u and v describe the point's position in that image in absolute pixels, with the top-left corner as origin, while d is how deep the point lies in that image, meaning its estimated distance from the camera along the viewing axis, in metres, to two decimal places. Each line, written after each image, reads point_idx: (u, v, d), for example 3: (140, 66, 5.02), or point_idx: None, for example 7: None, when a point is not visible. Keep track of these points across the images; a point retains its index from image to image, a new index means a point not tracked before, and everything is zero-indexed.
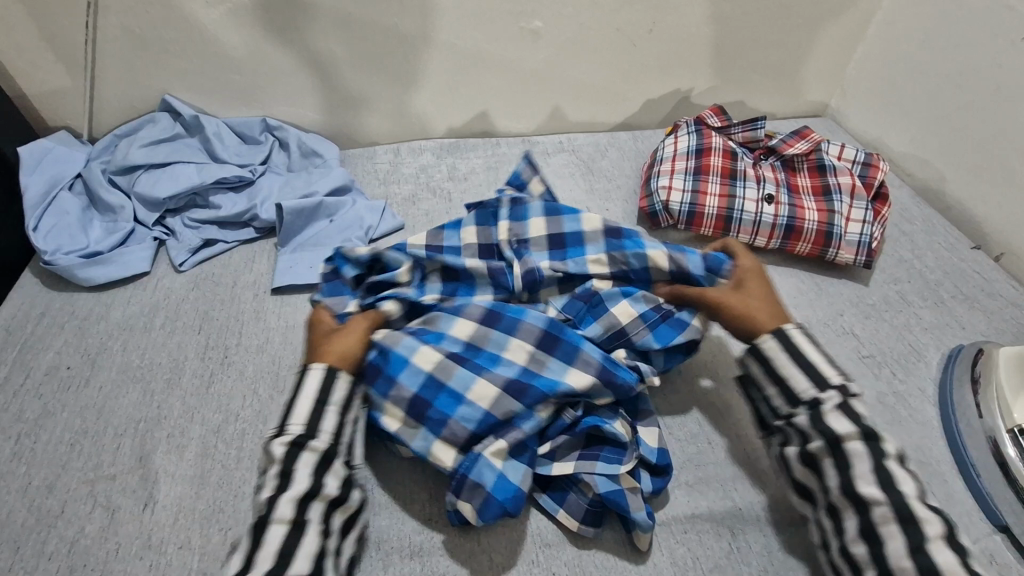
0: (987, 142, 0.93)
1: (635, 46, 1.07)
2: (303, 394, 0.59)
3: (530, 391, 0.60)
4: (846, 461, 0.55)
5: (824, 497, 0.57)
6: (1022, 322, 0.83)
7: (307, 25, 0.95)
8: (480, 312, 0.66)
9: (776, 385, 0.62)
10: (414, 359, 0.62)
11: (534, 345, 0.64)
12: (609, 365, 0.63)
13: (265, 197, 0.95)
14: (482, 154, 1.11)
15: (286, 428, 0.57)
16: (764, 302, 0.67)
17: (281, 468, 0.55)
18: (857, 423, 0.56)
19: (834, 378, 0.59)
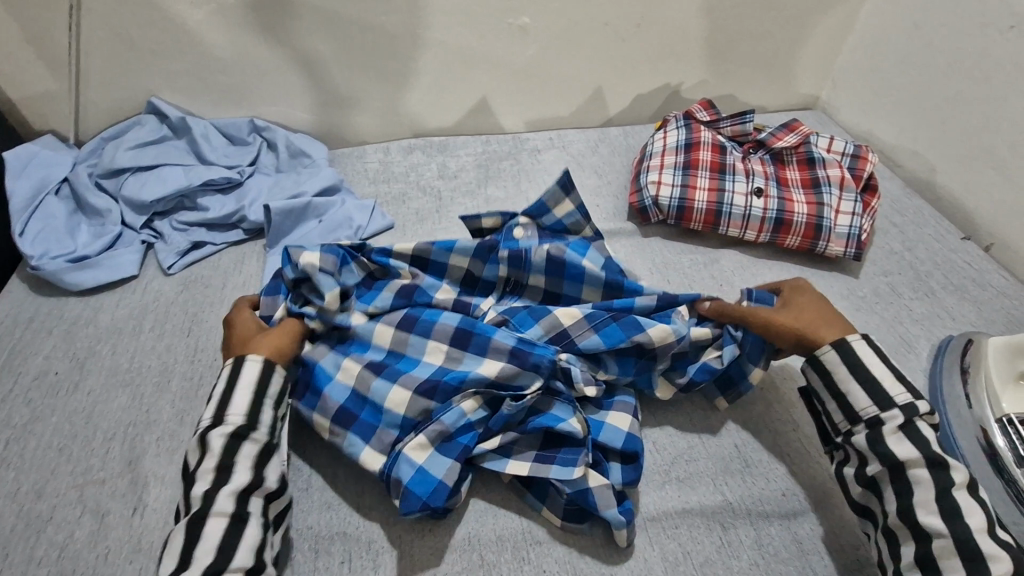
0: (976, 132, 0.93)
1: (624, 41, 1.07)
2: (238, 383, 0.58)
3: (442, 385, 0.62)
4: (908, 486, 0.54)
5: (882, 521, 0.56)
6: (1012, 312, 0.83)
7: (294, 24, 0.94)
8: (397, 319, 0.68)
9: (835, 399, 0.61)
10: (337, 375, 0.65)
11: (448, 343, 0.65)
12: (522, 346, 0.64)
13: (254, 199, 0.94)
14: (473, 151, 1.11)
15: (221, 419, 0.56)
16: (824, 314, 0.65)
17: (215, 461, 0.54)
18: (924, 447, 0.55)
19: (897, 396, 0.58)
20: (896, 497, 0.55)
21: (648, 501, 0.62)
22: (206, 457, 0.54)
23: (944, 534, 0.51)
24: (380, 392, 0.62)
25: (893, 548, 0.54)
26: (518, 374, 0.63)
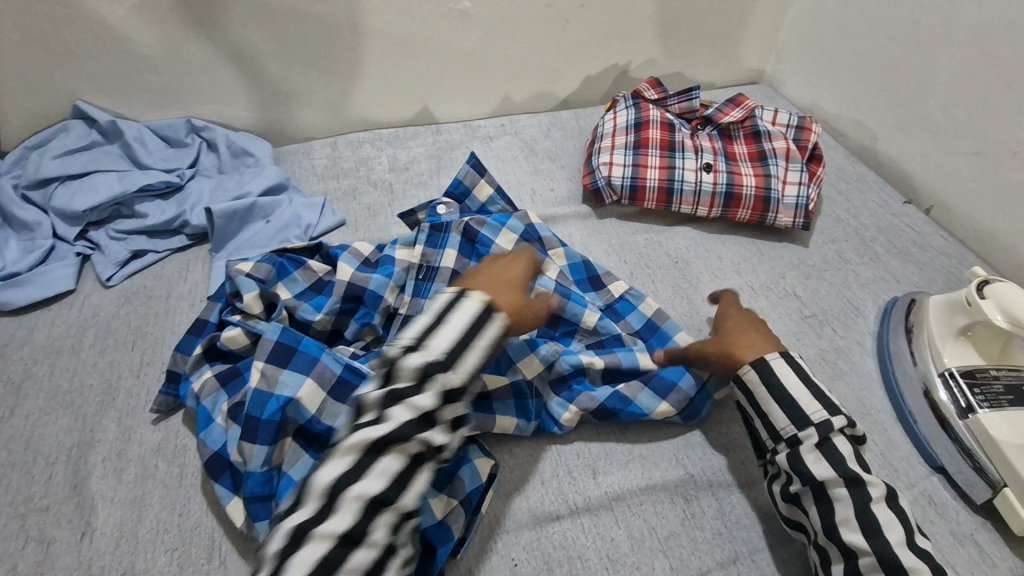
0: (909, 97, 0.95)
1: (569, 22, 1.06)
2: (484, 346, 0.54)
3: (262, 423, 0.58)
4: (832, 505, 0.53)
5: (813, 538, 0.54)
6: (952, 271, 0.86)
7: (222, 16, 0.90)
8: (270, 347, 0.62)
9: (758, 417, 0.60)
10: (217, 420, 0.63)
11: (265, 361, 0.61)
12: (350, 378, 0.63)
13: (195, 202, 0.91)
14: (423, 142, 1.09)
15: (451, 370, 0.52)
16: (757, 334, 0.65)
17: (424, 407, 0.50)
18: (840, 466, 0.54)
19: (813, 414, 0.57)
20: (821, 515, 0.53)
21: (611, 479, 0.62)
22: (416, 395, 0.50)
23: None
24: (233, 436, 0.60)
25: (824, 565, 0.53)
26: (342, 414, 0.60)
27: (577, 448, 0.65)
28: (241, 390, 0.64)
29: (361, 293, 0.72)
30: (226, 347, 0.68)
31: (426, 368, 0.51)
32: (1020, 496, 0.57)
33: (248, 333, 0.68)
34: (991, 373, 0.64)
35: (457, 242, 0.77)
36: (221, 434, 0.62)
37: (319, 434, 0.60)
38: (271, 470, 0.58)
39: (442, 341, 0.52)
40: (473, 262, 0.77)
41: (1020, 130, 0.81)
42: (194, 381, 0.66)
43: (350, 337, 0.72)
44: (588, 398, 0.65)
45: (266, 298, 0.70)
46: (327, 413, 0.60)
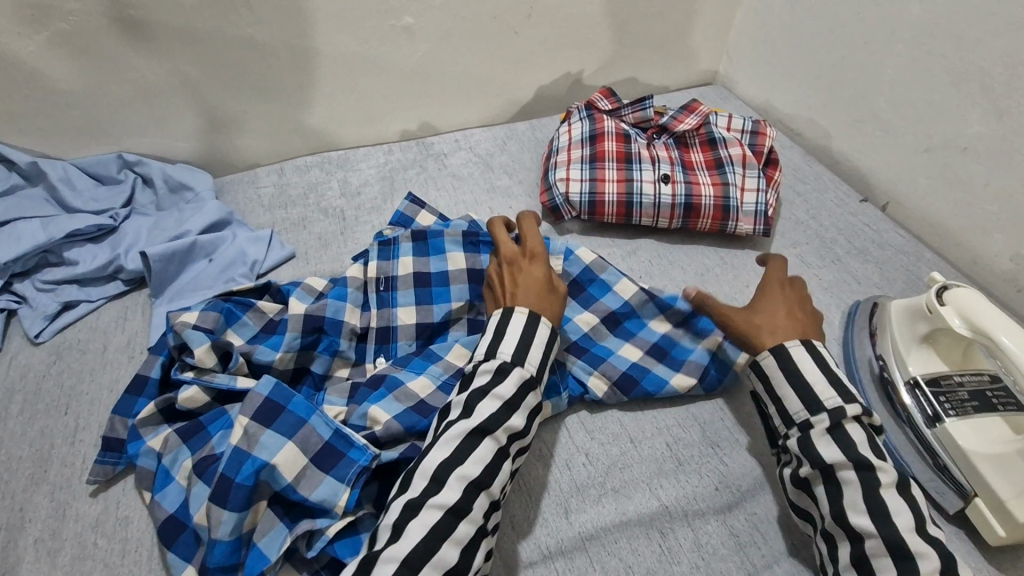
0: (860, 96, 0.96)
1: (517, 34, 1.03)
2: (541, 340, 0.60)
3: (235, 486, 0.50)
4: (838, 489, 0.53)
5: (820, 525, 0.54)
6: (911, 269, 0.87)
7: (144, 46, 0.84)
8: (258, 401, 0.55)
9: (772, 403, 0.59)
10: (177, 478, 0.57)
11: (251, 417, 0.54)
12: (337, 444, 0.56)
13: (131, 245, 0.85)
14: (375, 163, 1.05)
15: (521, 362, 0.58)
16: (788, 317, 0.64)
17: (508, 395, 0.55)
18: (850, 449, 0.53)
19: (827, 401, 0.56)
20: (829, 499, 0.53)
21: (584, 518, 0.60)
22: (498, 385, 0.56)
23: (880, 514, 0.50)
24: (197, 497, 0.54)
25: (831, 550, 0.53)
26: (321, 486, 0.53)
27: (547, 484, 0.62)
28: (205, 447, 0.57)
29: (321, 322, 0.69)
30: (184, 407, 0.62)
31: (502, 365, 0.57)
32: (990, 506, 0.56)
33: (207, 390, 0.62)
34: (955, 380, 0.63)
35: (409, 249, 0.77)
36: (178, 495, 0.56)
37: (297, 501, 0.53)
38: (241, 539, 0.51)
39: (507, 343, 0.58)
40: (435, 305, 0.73)
41: (968, 126, 0.81)
42: (148, 440, 0.60)
43: (321, 371, 0.68)
44: (609, 367, 0.69)
45: (219, 348, 0.64)
46: (305, 482, 0.53)
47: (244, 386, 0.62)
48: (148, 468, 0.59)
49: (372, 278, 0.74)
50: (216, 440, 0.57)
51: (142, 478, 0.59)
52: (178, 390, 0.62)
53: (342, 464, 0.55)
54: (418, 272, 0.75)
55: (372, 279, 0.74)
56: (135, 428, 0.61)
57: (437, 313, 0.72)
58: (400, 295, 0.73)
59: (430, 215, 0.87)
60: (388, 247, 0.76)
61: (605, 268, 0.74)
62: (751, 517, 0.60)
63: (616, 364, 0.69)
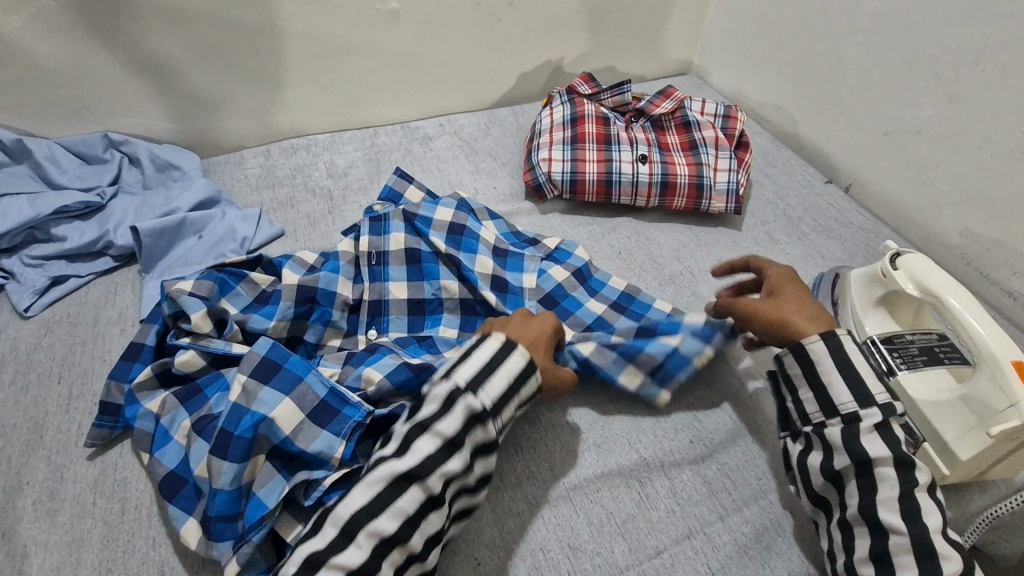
0: (824, 83, 1.01)
1: (500, 20, 1.06)
2: (507, 370, 0.57)
3: (235, 438, 0.53)
4: (873, 482, 0.54)
5: (838, 515, 0.56)
6: (871, 244, 0.93)
7: (130, 24, 0.85)
8: (254, 362, 0.57)
9: (812, 390, 0.59)
10: (177, 437, 0.59)
11: (249, 374, 0.56)
12: (332, 401, 0.58)
13: (119, 221, 0.86)
14: (361, 146, 1.07)
15: (474, 391, 0.55)
16: (809, 307, 0.64)
17: (450, 433, 0.53)
18: (894, 446, 0.54)
19: (878, 394, 0.57)
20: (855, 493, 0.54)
21: (567, 470, 0.63)
22: (441, 419, 0.53)
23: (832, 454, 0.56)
24: (197, 453, 0.56)
25: (846, 541, 0.55)
26: (318, 439, 0.56)
27: (532, 440, 0.66)
28: (204, 407, 0.59)
29: (314, 293, 0.71)
30: (181, 372, 0.64)
31: (452, 394, 0.55)
32: (937, 449, 0.61)
33: (203, 354, 0.64)
34: (907, 337, 0.68)
35: (401, 226, 0.79)
36: (177, 454, 0.58)
37: (295, 454, 0.56)
38: (241, 489, 0.53)
39: (468, 368, 0.57)
40: (426, 282, 0.76)
41: (921, 110, 0.87)
42: (145, 403, 0.62)
43: (314, 340, 0.71)
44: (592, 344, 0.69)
45: (214, 315, 0.66)
46: (303, 436, 0.55)
47: (240, 351, 0.64)
48: (146, 431, 0.61)
49: (364, 253, 0.77)
50: (215, 400, 0.59)
51: (140, 440, 0.60)
52: (175, 355, 0.64)
53: (338, 420, 0.57)
54: (409, 249, 0.78)
55: (364, 255, 0.76)
56: (133, 393, 0.62)
57: (428, 290, 0.76)
58: (392, 270, 0.76)
59: (419, 189, 0.90)
60: (380, 223, 0.79)
61: (578, 287, 0.78)
62: (722, 467, 0.65)
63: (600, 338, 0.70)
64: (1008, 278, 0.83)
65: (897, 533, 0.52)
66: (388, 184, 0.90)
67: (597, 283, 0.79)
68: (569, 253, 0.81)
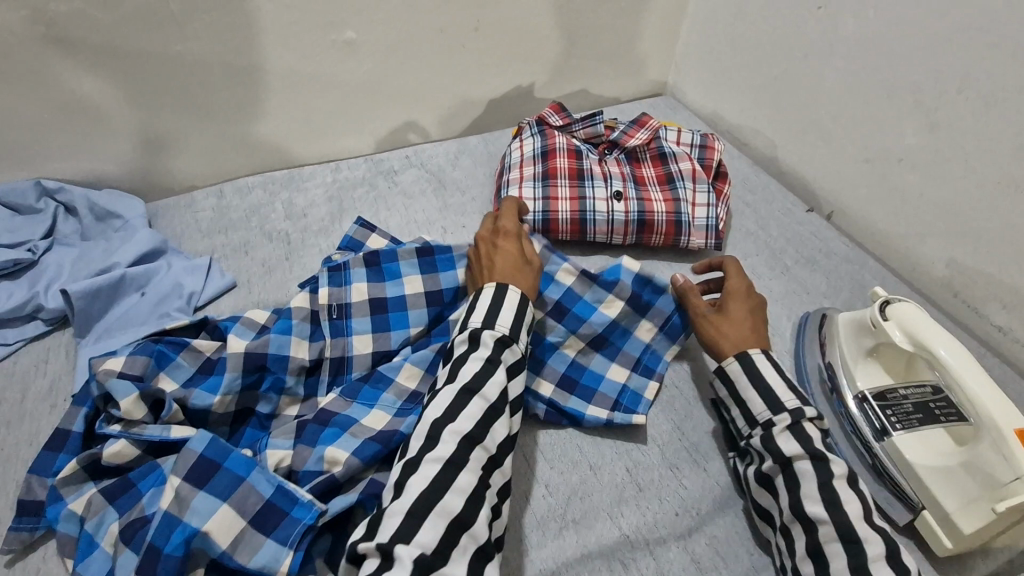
0: (803, 107, 0.98)
1: (464, 47, 1.01)
2: (512, 300, 0.61)
3: (163, 557, 0.47)
4: (797, 480, 0.56)
5: (780, 520, 0.56)
6: (856, 277, 0.89)
7: (61, 63, 0.78)
8: (189, 462, 0.51)
9: (736, 404, 0.63)
10: (103, 544, 0.52)
11: (183, 478, 0.50)
12: (279, 501, 0.52)
13: (52, 280, 0.79)
14: (321, 183, 1.01)
15: (490, 325, 0.59)
16: (747, 326, 0.67)
17: (487, 355, 0.57)
18: (807, 444, 0.56)
19: (788, 401, 0.60)
20: (788, 490, 0.56)
21: (545, 553, 0.58)
22: (472, 352, 0.58)
23: (826, 521, 0.52)
24: (125, 566, 0.50)
25: (789, 544, 0.55)
26: (262, 549, 0.50)
27: (506, 520, 0.60)
28: (133, 508, 0.53)
29: (264, 360, 0.65)
30: (111, 463, 0.57)
31: (474, 333, 0.59)
32: (938, 519, 0.57)
33: (137, 443, 0.58)
34: (900, 393, 0.64)
35: (362, 274, 0.73)
36: (103, 566, 0.51)
37: (235, 569, 0.49)
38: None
39: (479, 312, 0.60)
40: (393, 332, 0.70)
41: (903, 138, 0.84)
42: (70, 502, 0.55)
43: (268, 410, 0.65)
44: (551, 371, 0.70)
45: (148, 397, 0.59)
46: (243, 548, 0.49)
47: (179, 436, 0.58)
48: (69, 534, 0.54)
49: (322, 306, 0.70)
50: (147, 499, 0.53)
51: (62, 546, 0.53)
52: (104, 444, 0.57)
53: (285, 524, 0.51)
54: (373, 299, 0.71)
55: (324, 308, 0.70)
56: (55, 489, 0.55)
57: (394, 340, 0.70)
58: (354, 322, 0.70)
59: (381, 237, 0.84)
60: (340, 274, 0.72)
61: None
62: (711, 541, 0.60)
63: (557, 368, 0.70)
64: (996, 312, 0.80)
65: (824, 524, 0.52)
66: (348, 232, 0.84)
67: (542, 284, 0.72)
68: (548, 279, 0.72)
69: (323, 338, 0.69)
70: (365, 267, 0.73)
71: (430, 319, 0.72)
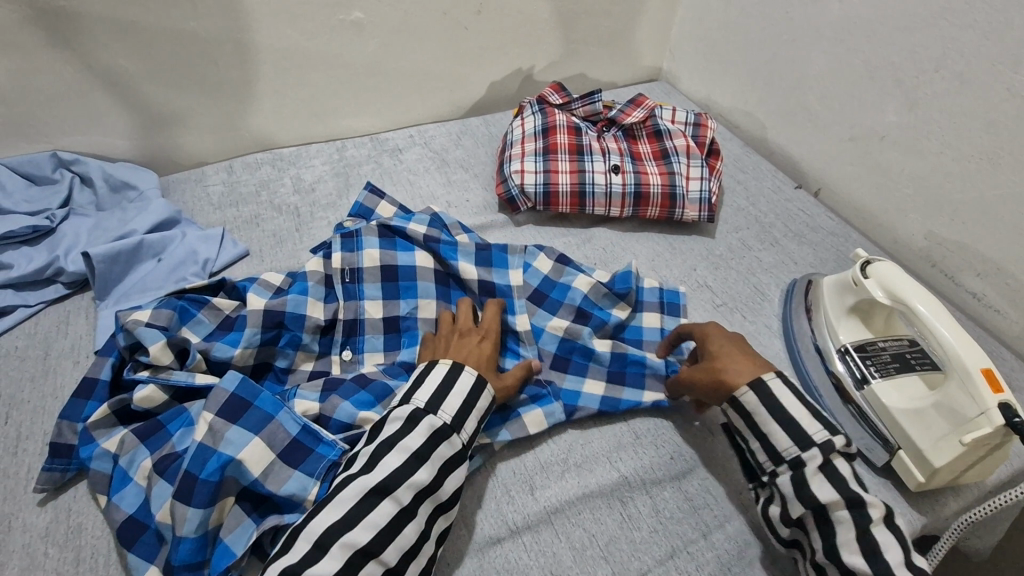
0: (791, 89, 1.02)
1: (468, 30, 1.05)
2: (462, 388, 0.58)
3: (199, 483, 0.50)
4: (831, 527, 0.53)
5: (810, 556, 0.54)
6: (841, 250, 0.94)
7: (78, 38, 0.81)
8: (222, 400, 0.54)
9: (757, 438, 0.59)
10: (137, 478, 0.56)
11: (216, 413, 0.53)
12: (304, 440, 0.56)
13: (71, 246, 0.81)
14: (328, 160, 1.04)
15: (434, 411, 0.56)
16: (742, 354, 0.63)
17: (415, 448, 0.54)
18: (842, 487, 0.53)
19: (815, 435, 0.56)
20: (823, 537, 0.53)
21: (548, 493, 0.62)
22: (406, 436, 0.54)
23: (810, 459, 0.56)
24: (159, 496, 0.53)
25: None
26: (290, 480, 0.53)
27: (512, 464, 0.64)
28: (165, 445, 0.56)
29: (281, 317, 0.68)
30: (141, 408, 0.60)
31: (413, 414, 0.56)
32: (913, 457, 0.61)
33: (165, 389, 0.61)
34: (880, 344, 0.69)
35: (375, 242, 0.76)
36: (137, 498, 0.55)
37: (265, 497, 0.53)
38: (207, 536, 0.50)
39: (425, 389, 0.57)
40: (402, 300, 0.73)
41: (885, 117, 0.88)
42: (102, 443, 0.58)
43: (285, 365, 0.68)
44: (594, 371, 0.71)
45: (175, 345, 0.63)
46: (272, 477, 0.53)
47: (204, 383, 0.61)
48: (102, 472, 0.57)
49: (337, 271, 0.73)
50: (178, 437, 0.56)
51: (95, 482, 0.56)
52: (133, 390, 0.61)
53: (310, 459, 0.55)
54: (385, 267, 0.74)
55: (338, 273, 0.73)
56: (87, 431, 0.59)
57: (404, 309, 0.73)
58: (366, 288, 0.73)
59: (391, 204, 0.88)
60: (354, 241, 0.75)
61: (536, 310, 0.75)
62: (703, 482, 0.64)
63: (599, 366, 0.71)
64: (972, 280, 0.85)
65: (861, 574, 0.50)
66: (359, 199, 0.88)
67: (559, 295, 0.76)
68: (567, 288, 0.76)
69: (336, 300, 0.72)
70: (378, 237, 0.76)
71: (439, 295, 0.75)
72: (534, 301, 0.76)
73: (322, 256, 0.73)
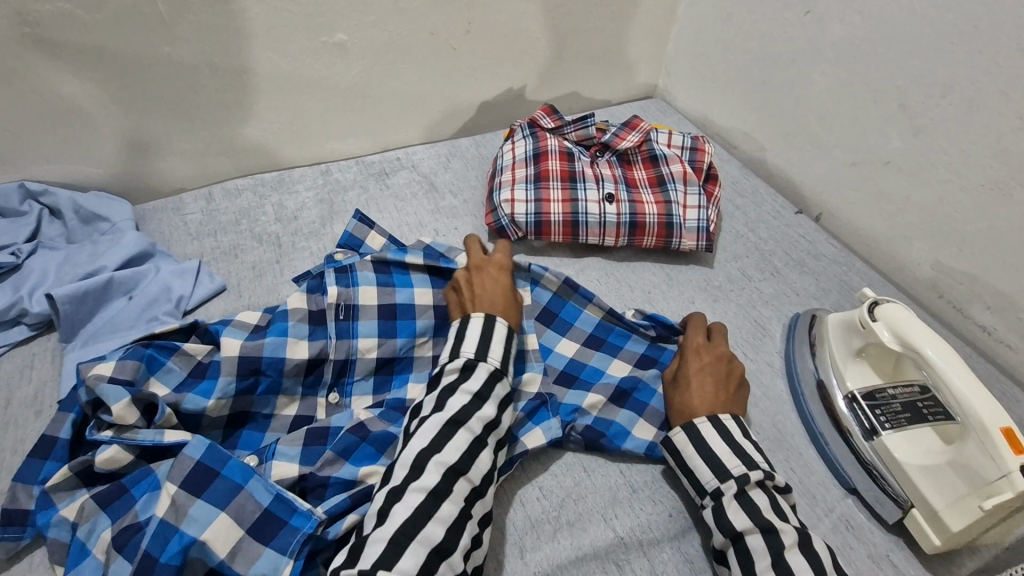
0: (791, 111, 0.99)
1: (456, 50, 1.01)
2: (500, 336, 0.62)
3: (159, 567, 0.47)
4: (747, 557, 0.53)
5: None
6: (844, 280, 0.90)
7: (44, 65, 0.77)
8: (186, 470, 0.51)
9: (684, 474, 0.61)
10: (95, 552, 0.52)
11: (179, 485, 0.50)
12: (278, 510, 0.52)
13: (37, 284, 0.77)
14: (312, 185, 1.00)
15: (484, 358, 0.60)
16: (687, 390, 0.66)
17: (476, 389, 0.58)
18: (756, 516, 0.54)
19: (732, 468, 0.58)
20: (740, 565, 0.53)
21: (539, 556, 0.58)
22: (466, 381, 0.58)
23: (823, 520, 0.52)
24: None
25: None
26: (260, 559, 0.50)
27: (501, 524, 0.60)
28: (126, 514, 0.53)
29: (257, 364, 0.64)
30: (105, 468, 0.57)
31: (466, 364, 0.59)
32: (927, 517, 0.58)
33: (130, 448, 0.57)
34: (889, 392, 0.66)
35: (370, 276, 0.71)
36: (94, 573, 0.51)
37: None
38: None
39: (469, 342, 0.61)
40: (397, 339, 0.69)
41: (890, 142, 0.85)
42: (61, 508, 0.55)
43: (267, 410, 0.65)
44: (600, 392, 0.69)
45: (140, 401, 0.58)
46: (240, 558, 0.50)
47: (173, 440, 0.57)
48: (60, 541, 0.53)
49: (331, 305, 0.68)
50: (141, 505, 0.52)
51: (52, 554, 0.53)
52: (96, 451, 0.57)
53: (283, 534, 0.51)
54: (382, 303, 0.70)
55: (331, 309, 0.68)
56: (46, 495, 0.55)
57: (399, 347, 0.69)
58: (360, 325, 0.68)
59: (381, 233, 0.84)
60: (348, 274, 0.71)
61: (544, 330, 0.74)
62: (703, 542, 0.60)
63: (606, 389, 0.69)
64: (981, 313, 0.81)
65: None
66: (347, 228, 0.83)
67: (568, 316, 0.74)
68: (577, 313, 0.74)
69: (328, 338, 0.68)
70: (373, 272, 0.72)
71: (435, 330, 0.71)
72: (543, 320, 0.74)
73: (305, 291, 0.69)
